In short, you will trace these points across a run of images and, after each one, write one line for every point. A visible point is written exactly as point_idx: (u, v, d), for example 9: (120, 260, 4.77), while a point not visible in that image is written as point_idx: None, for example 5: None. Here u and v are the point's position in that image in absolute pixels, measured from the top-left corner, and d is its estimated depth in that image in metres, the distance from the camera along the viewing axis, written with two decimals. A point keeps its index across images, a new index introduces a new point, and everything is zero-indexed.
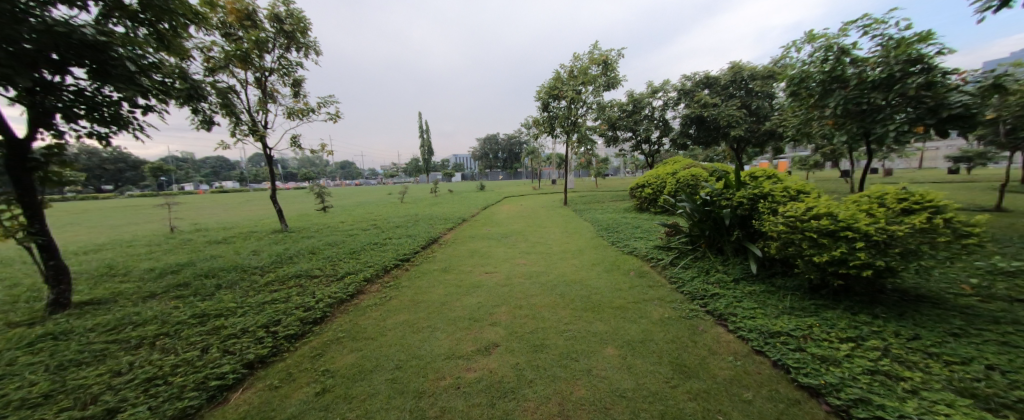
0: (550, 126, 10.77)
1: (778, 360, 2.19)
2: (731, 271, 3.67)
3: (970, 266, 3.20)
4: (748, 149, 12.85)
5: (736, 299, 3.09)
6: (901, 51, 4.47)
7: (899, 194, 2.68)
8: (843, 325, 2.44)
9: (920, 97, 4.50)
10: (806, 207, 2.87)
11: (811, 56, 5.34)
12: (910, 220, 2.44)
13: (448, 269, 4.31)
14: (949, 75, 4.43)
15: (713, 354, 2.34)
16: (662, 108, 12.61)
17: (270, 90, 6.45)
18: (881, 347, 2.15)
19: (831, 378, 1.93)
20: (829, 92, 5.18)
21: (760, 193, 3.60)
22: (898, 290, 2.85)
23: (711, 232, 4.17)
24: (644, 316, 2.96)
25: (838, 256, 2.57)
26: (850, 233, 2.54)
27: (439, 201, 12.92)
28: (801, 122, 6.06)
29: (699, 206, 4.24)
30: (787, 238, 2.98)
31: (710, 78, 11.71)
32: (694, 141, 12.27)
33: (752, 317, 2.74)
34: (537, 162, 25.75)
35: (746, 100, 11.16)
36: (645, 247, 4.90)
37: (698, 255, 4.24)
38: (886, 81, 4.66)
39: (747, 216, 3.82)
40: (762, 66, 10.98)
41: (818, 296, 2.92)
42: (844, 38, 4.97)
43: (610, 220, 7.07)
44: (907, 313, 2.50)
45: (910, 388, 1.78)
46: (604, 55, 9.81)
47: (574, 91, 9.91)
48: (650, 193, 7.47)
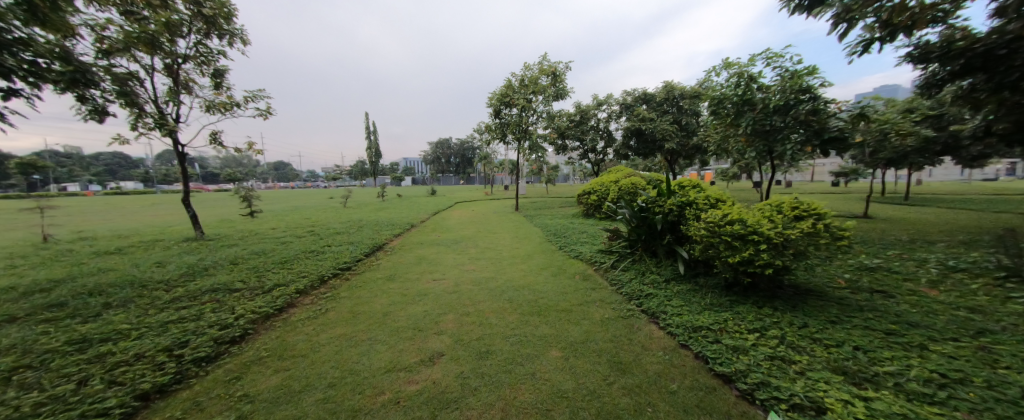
0: (502, 133, 10.87)
1: (699, 353, 2.43)
2: (663, 273, 3.99)
3: (845, 263, 3.84)
4: (679, 161, 14.20)
5: (667, 298, 3.37)
6: (795, 82, 5.28)
7: (792, 203, 3.12)
8: (751, 317, 2.79)
9: (809, 121, 5.35)
10: (722, 214, 3.24)
11: (727, 81, 6.06)
12: (800, 225, 2.87)
13: (393, 277, 4.12)
14: (829, 104, 5.32)
15: (645, 350, 2.53)
16: (606, 120, 13.43)
17: (184, 80, 5.70)
18: (779, 335, 2.49)
19: (740, 365, 2.19)
20: (741, 113, 5.93)
21: (687, 201, 3.98)
22: (793, 285, 3.33)
23: (647, 236, 4.50)
24: (586, 317, 3.11)
25: (746, 257, 2.94)
26: (755, 237, 2.92)
27: (387, 206, 12.34)
28: (721, 138, 6.85)
29: (636, 212, 4.57)
30: (708, 242, 3.34)
31: (647, 94, 12.77)
32: (634, 152, 13.16)
33: (679, 314, 3.02)
34: (489, 168, 25.86)
35: (678, 116, 12.35)
36: (590, 252, 5.13)
37: (636, 258, 4.56)
38: (784, 106, 5.45)
39: (676, 221, 4.19)
40: (691, 87, 12.24)
41: (732, 292, 3.30)
42: (753, 67, 5.72)
43: (559, 225, 7.32)
44: (799, 305, 2.93)
45: (799, 370, 2.08)
46: (553, 66, 10.23)
47: (525, 100, 10.17)
48: (596, 199, 7.88)
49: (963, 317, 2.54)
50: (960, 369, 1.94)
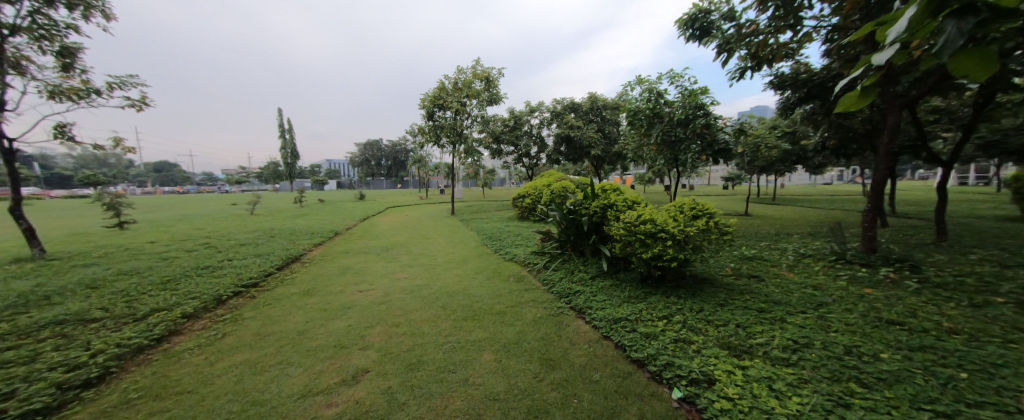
0: (435, 135, 10.63)
1: (618, 342, 2.66)
2: (590, 270, 4.29)
3: (731, 254, 4.57)
4: (604, 166, 15.45)
5: (592, 294, 3.62)
6: (692, 100, 6.13)
7: (691, 204, 3.62)
8: (661, 306, 3.14)
9: (703, 134, 6.26)
10: (637, 215, 3.61)
11: (640, 95, 6.77)
12: (696, 224, 3.33)
13: (311, 291, 3.73)
14: (718, 120, 6.29)
15: (573, 345, 2.68)
16: (538, 126, 14.02)
17: (11, 57, 4.45)
18: (682, 320, 2.85)
19: (650, 350, 2.45)
20: (652, 124, 6.67)
21: (609, 203, 4.34)
22: (693, 275, 3.84)
23: (575, 237, 4.80)
24: (519, 318, 3.18)
25: (657, 252, 3.32)
26: (663, 234, 3.31)
27: (307, 213, 11.15)
28: (637, 146, 7.62)
29: (565, 214, 4.84)
30: (626, 240, 3.69)
31: (575, 103, 13.66)
32: (565, 157, 13.93)
33: (602, 308, 3.27)
34: (424, 171, 25.07)
35: (602, 125, 13.46)
36: (523, 254, 5.27)
37: (566, 258, 4.82)
38: (685, 120, 6.29)
39: (600, 222, 4.54)
40: (611, 99, 13.44)
41: (647, 284, 3.69)
42: (660, 84, 6.49)
43: (494, 228, 7.41)
44: (697, 292, 3.39)
45: (696, 349, 2.40)
46: (486, 71, 10.37)
47: (459, 103, 10.10)
48: (530, 203, 8.14)
49: (810, 293, 3.20)
50: (806, 335, 2.44)
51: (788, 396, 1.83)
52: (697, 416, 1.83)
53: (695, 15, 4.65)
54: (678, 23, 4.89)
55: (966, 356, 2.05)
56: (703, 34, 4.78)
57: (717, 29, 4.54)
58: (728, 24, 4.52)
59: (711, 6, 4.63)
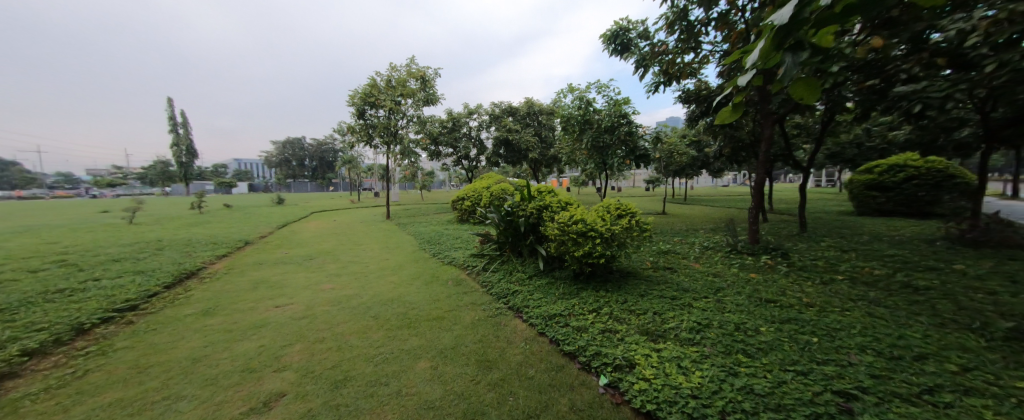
0: (367, 135, 10.01)
1: (552, 337, 2.78)
2: (527, 270, 4.41)
3: (651, 249, 5.08)
4: (542, 169, 16.04)
5: (529, 293, 3.73)
6: (617, 109, 6.69)
7: (616, 204, 3.96)
8: (591, 301, 3.36)
9: (627, 141, 6.87)
10: (570, 215, 3.83)
11: (572, 102, 7.17)
12: (621, 222, 3.65)
13: (212, 311, 3.22)
14: (639, 128, 6.96)
15: (510, 344, 2.72)
16: (477, 129, 14.06)
17: None
18: (609, 312, 3.08)
19: (580, 342, 2.60)
20: (583, 130, 7.12)
21: (545, 205, 4.51)
22: (619, 270, 4.19)
23: (513, 238, 4.89)
24: (457, 322, 3.14)
25: (587, 250, 3.55)
26: (593, 233, 3.56)
27: (210, 220, 9.65)
28: (571, 150, 8.07)
29: (504, 216, 4.91)
30: (560, 240, 3.87)
31: (513, 108, 13.97)
32: (504, 159, 14.14)
33: (537, 306, 3.38)
34: (356, 172, 23.40)
35: (539, 130, 14.00)
36: (462, 257, 5.22)
37: (504, 259, 4.89)
38: (612, 127, 6.83)
39: (536, 223, 4.69)
40: (547, 105, 14.04)
41: (579, 281, 3.92)
42: (589, 93, 6.95)
43: (432, 232, 7.22)
44: (622, 285, 3.71)
45: (620, 337, 2.62)
46: (422, 71, 10.09)
47: (393, 102, 9.65)
48: (469, 205, 8.10)
49: (712, 280, 3.70)
50: (707, 316, 2.82)
51: (692, 371, 2.10)
52: (619, 399, 1.99)
53: (617, 32, 5.11)
54: (603, 38, 5.32)
55: (818, 323, 2.56)
56: (624, 49, 5.25)
57: (635, 46, 5.03)
58: (644, 42, 5.03)
59: (629, 25, 5.11)
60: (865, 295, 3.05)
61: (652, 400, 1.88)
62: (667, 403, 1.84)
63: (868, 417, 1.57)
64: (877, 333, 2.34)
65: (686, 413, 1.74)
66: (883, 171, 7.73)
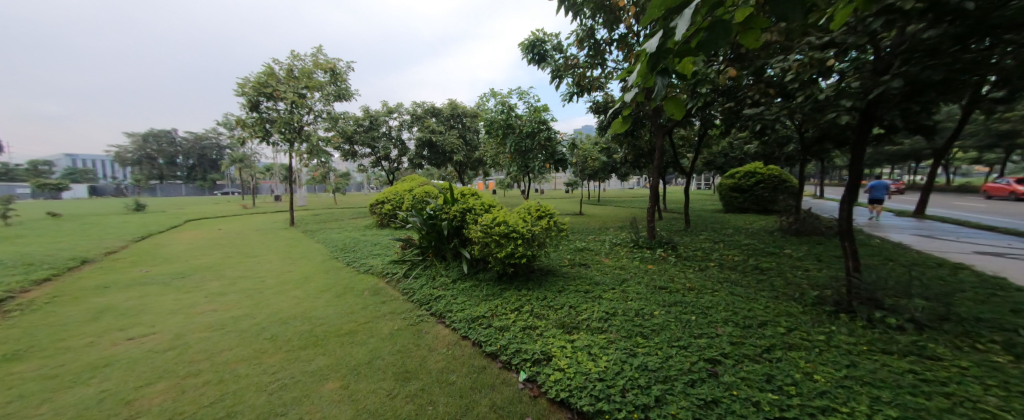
0: (264, 130, 8.73)
1: (475, 340, 2.78)
2: (451, 274, 4.32)
3: (569, 247, 5.46)
4: (467, 172, 16.00)
5: (453, 297, 3.66)
6: (537, 116, 7.03)
7: (536, 206, 4.15)
8: (513, 300, 3.46)
9: (546, 146, 7.29)
10: (493, 217, 3.88)
11: (494, 106, 7.32)
12: (540, 223, 3.85)
13: (24, 353, 2.43)
14: (557, 134, 7.45)
15: (431, 351, 2.63)
16: (397, 128, 13.40)
17: None
18: (530, 309, 3.21)
19: (502, 341, 2.66)
20: (506, 134, 7.31)
21: (468, 207, 4.47)
22: (541, 268, 4.39)
23: (436, 242, 4.76)
24: (373, 334, 2.91)
25: (510, 251, 3.64)
26: (514, 234, 3.67)
27: (27, 234, 7.31)
28: (495, 153, 8.23)
29: (426, 220, 4.73)
30: (483, 242, 3.88)
31: (435, 109, 13.67)
32: (427, 161, 13.70)
33: (461, 309, 3.34)
34: (251, 173, 20.21)
35: (463, 132, 13.96)
36: (381, 264, 4.89)
37: (427, 265, 4.72)
38: (533, 132, 7.15)
39: (460, 226, 4.62)
40: (470, 107, 14.09)
41: (503, 281, 3.99)
42: (510, 99, 7.18)
43: (347, 239, 6.62)
44: (543, 283, 3.90)
45: (538, 333, 2.75)
46: (331, 62, 9.23)
47: (296, 94, 8.61)
48: (389, 209, 7.63)
49: (618, 272, 4.14)
50: (614, 306, 3.14)
51: (600, 356, 2.31)
52: (537, 392, 2.09)
53: (534, 43, 5.39)
54: (521, 46, 5.55)
55: (697, 304, 3.05)
56: (540, 59, 5.55)
57: (551, 57, 5.37)
58: (558, 54, 5.40)
59: (545, 36, 5.44)
60: (730, 277, 3.75)
61: (565, 388, 2.01)
62: (578, 388, 1.99)
63: (727, 377, 1.92)
64: (737, 308, 2.88)
65: (593, 396, 1.91)
66: (742, 176, 9.59)
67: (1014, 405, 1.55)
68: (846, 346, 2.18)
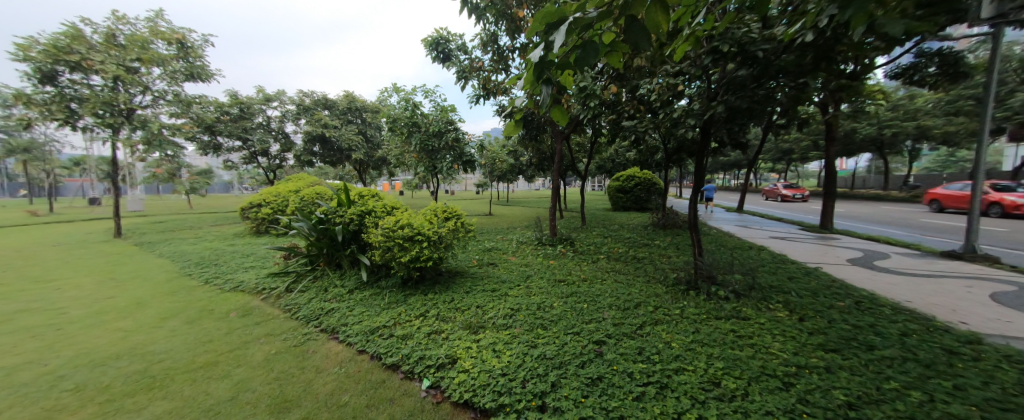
0: (67, 111, 6.50)
1: (374, 353, 2.55)
2: (346, 284, 3.88)
3: (478, 248, 5.50)
4: (369, 171, 14.75)
5: (348, 309, 3.30)
6: (443, 116, 6.91)
7: (444, 208, 4.08)
8: (419, 305, 3.30)
9: (454, 146, 7.22)
10: (396, 220, 3.65)
11: (397, 102, 6.96)
12: (447, 225, 3.80)
13: None
14: (464, 136, 7.44)
15: (319, 373, 2.31)
16: (279, 120, 11.58)
17: None
18: (436, 313, 3.12)
19: (404, 350, 2.50)
20: (411, 132, 6.98)
21: (367, 210, 4.08)
22: (448, 270, 4.31)
23: (329, 249, 4.23)
24: (241, 362, 2.41)
25: (414, 255, 3.46)
26: (420, 237, 3.52)
27: None
28: (399, 152, 7.79)
29: (314, 225, 4.16)
30: (385, 247, 3.60)
31: (328, 101, 12.28)
32: (319, 159, 12.16)
33: (358, 322, 3.03)
34: (46, 167, 14.75)
35: (362, 128, 12.77)
36: (255, 279, 4.12)
37: (317, 275, 4.16)
38: (440, 132, 6.99)
39: (357, 231, 4.18)
40: (371, 102, 13.02)
41: (407, 287, 3.77)
42: (414, 96, 6.90)
43: (208, 250, 5.40)
44: (450, 285, 3.84)
45: (443, 337, 2.68)
46: (179, 33, 7.42)
47: (123, 68, 6.65)
48: (268, 213, 6.50)
49: (523, 270, 4.35)
50: (518, 302, 3.28)
51: (504, 352, 2.38)
52: (440, 397, 2.04)
53: (438, 40, 5.27)
54: (424, 42, 5.38)
55: (589, 293, 3.41)
56: (445, 58, 5.47)
57: (455, 57, 5.34)
58: (462, 55, 5.40)
59: (449, 35, 5.37)
60: (615, 267, 4.30)
61: (468, 389, 2.00)
62: (481, 387, 2.00)
63: (610, 355, 2.19)
64: (620, 294, 3.31)
65: (496, 392, 1.94)
66: (626, 180, 11.12)
67: (789, 346, 2.15)
68: (695, 316, 2.71)
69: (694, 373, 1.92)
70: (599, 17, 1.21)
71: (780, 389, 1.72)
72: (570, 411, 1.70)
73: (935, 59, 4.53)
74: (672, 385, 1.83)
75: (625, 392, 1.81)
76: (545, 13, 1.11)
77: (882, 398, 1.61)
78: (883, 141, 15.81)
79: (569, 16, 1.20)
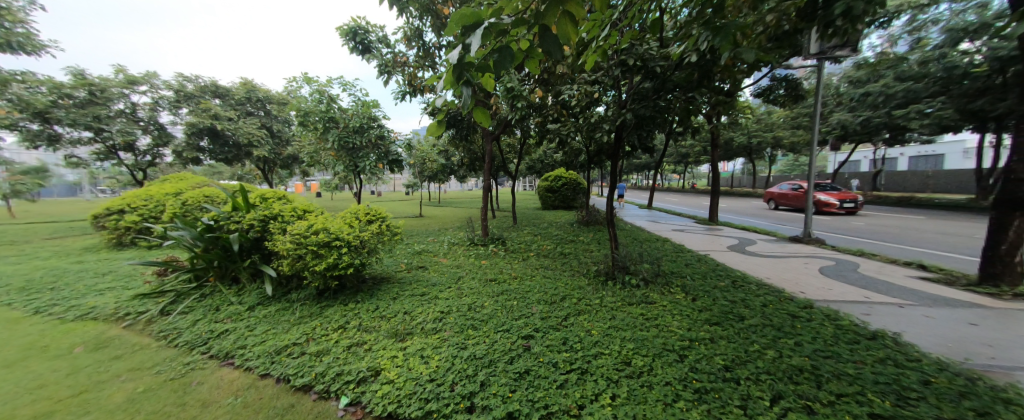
0: None
1: (281, 375, 2.25)
2: (246, 300, 3.36)
3: (405, 251, 5.25)
4: (276, 170, 13.05)
5: (248, 329, 2.86)
6: (365, 111, 6.46)
7: (366, 211, 3.81)
8: (337, 317, 3.02)
9: (378, 144, 6.79)
10: (308, 225, 3.28)
11: (309, 95, 6.29)
12: (370, 228, 3.55)
13: None
14: (389, 134, 7.05)
15: (207, 406, 1.95)
16: (149, 107, 9.75)
17: None
18: (357, 324, 2.89)
19: (319, 368, 2.26)
20: (327, 129, 6.39)
21: (271, 214, 3.59)
22: (372, 277, 4.02)
23: (221, 262, 3.61)
24: (91, 408, 1.90)
25: (332, 262, 3.15)
26: (338, 242, 3.22)
27: None
28: (312, 151, 7.03)
29: (201, 234, 3.50)
30: (294, 256, 3.21)
31: (218, 88, 10.57)
32: (208, 156, 10.32)
33: (260, 342, 2.65)
34: None
35: (266, 121, 11.21)
36: (114, 303, 3.30)
37: (206, 293, 3.52)
38: (361, 128, 6.50)
39: (259, 239, 3.65)
40: (276, 92, 11.55)
41: (323, 298, 3.41)
42: (329, 88, 6.31)
43: (39, 271, 4.18)
44: (374, 292, 3.59)
45: (366, 348, 2.49)
46: None
47: None
48: (134, 221, 5.29)
49: (454, 271, 4.28)
50: (449, 304, 3.22)
51: (432, 357, 2.30)
52: (361, 414, 1.88)
53: (355, 30, 4.89)
54: (339, 30, 4.94)
55: (519, 290, 3.50)
56: (364, 50, 5.10)
57: (376, 50, 5.02)
58: (384, 48, 5.11)
59: (368, 26, 5.02)
60: (543, 263, 4.49)
61: (392, 401, 1.89)
62: (407, 397, 1.90)
63: (537, 348, 2.27)
64: (547, 289, 3.46)
65: (423, 400, 1.87)
66: (554, 180, 11.73)
67: (684, 323, 2.49)
68: (612, 304, 2.96)
69: (609, 356, 2.10)
70: (513, 24, 1.25)
71: (677, 361, 1.99)
72: (497, 408, 1.72)
73: (783, 84, 5.69)
74: (591, 369, 1.97)
75: (550, 381, 1.90)
76: (460, 15, 1.10)
77: (748, 359, 1.96)
78: (752, 148, 19.38)
79: (485, 19, 1.21)
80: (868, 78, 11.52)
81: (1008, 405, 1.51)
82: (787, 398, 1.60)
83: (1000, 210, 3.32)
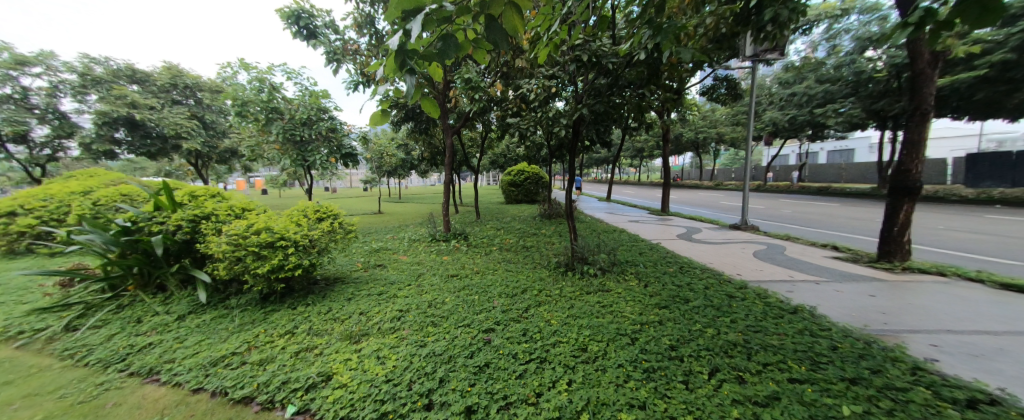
0: None
1: (216, 388, 2.05)
2: (175, 309, 3.02)
3: (361, 250, 5.01)
4: (212, 165, 11.83)
5: (177, 340, 2.57)
6: (313, 102, 6.04)
7: (316, 208, 3.58)
8: (284, 322, 2.81)
9: (330, 137, 6.37)
10: (247, 224, 3.01)
11: (247, 83, 5.75)
12: (319, 227, 3.34)
13: None
14: (341, 126, 6.66)
15: None
16: (45, 92, 8.41)
17: None
18: (306, 328, 2.71)
19: (262, 377, 2.09)
20: (270, 120, 5.91)
21: (203, 214, 3.25)
22: (324, 278, 3.79)
23: (142, 269, 3.21)
24: None
25: (277, 264, 2.92)
26: (283, 242, 2.98)
27: None
28: (253, 144, 6.46)
29: (116, 238, 3.09)
30: (232, 258, 2.93)
31: (135, 72, 9.36)
32: (126, 149, 9.10)
33: (192, 354, 2.40)
34: None
35: (197, 111, 10.10)
36: (4, 320, 2.81)
37: (125, 303, 3.12)
38: (309, 120, 6.09)
39: (190, 241, 3.29)
40: (208, 79, 10.46)
41: (268, 303, 3.17)
42: (272, 76, 5.83)
43: None
44: (326, 294, 3.39)
45: (316, 353, 2.35)
46: None
47: None
48: (28, 225, 4.53)
49: (414, 268, 4.16)
50: (408, 302, 3.12)
51: (389, 356, 2.23)
52: None
53: (298, 13, 4.52)
54: (279, 13, 4.55)
55: (481, 284, 3.48)
56: (310, 36, 4.75)
57: (323, 36, 4.71)
58: (332, 34, 4.80)
59: (314, 9, 4.67)
60: (505, 256, 4.51)
61: (344, 405, 1.80)
62: (361, 399, 1.82)
63: (498, 341, 2.28)
64: (509, 282, 3.48)
65: (378, 402, 1.80)
66: (516, 174, 11.79)
67: (636, 308, 2.63)
68: (571, 294, 3.05)
69: (567, 344, 2.16)
70: (457, 12, 1.21)
71: (629, 344, 2.09)
72: (456, 403, 1.70)
73: (724, 84, 6.14)
74: (549, 358, 2.02)
75: (509, 372, 1.91)
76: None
77: (691, 337, 2.11)
78: (699, 144, 20.84)
79: (427, 6, 1.15)
80: (794, 80, 12.82)
81: (896, 362, 1.76)
82: (723, 371, 1.74)
83: (894, 197, 3.86)
